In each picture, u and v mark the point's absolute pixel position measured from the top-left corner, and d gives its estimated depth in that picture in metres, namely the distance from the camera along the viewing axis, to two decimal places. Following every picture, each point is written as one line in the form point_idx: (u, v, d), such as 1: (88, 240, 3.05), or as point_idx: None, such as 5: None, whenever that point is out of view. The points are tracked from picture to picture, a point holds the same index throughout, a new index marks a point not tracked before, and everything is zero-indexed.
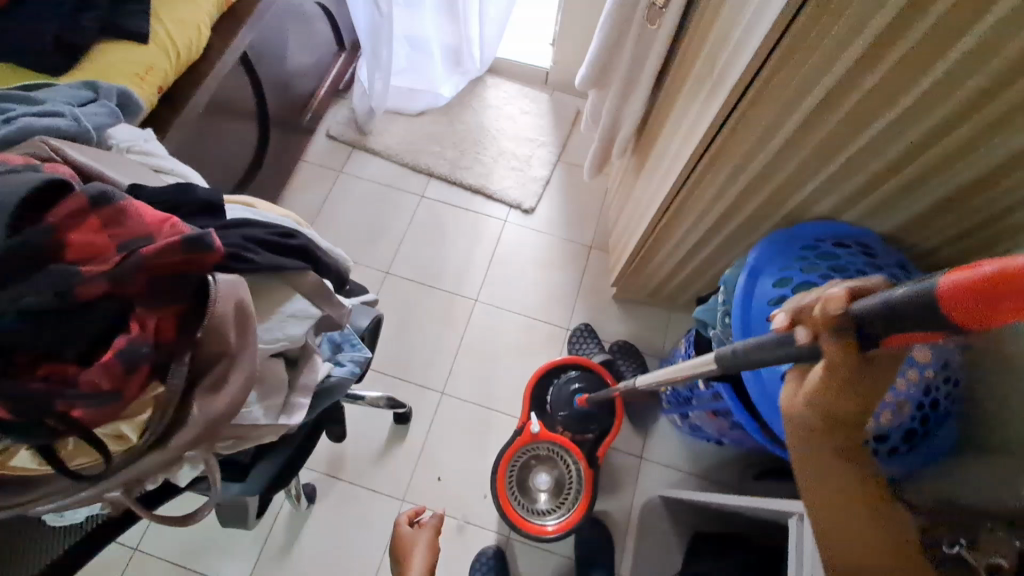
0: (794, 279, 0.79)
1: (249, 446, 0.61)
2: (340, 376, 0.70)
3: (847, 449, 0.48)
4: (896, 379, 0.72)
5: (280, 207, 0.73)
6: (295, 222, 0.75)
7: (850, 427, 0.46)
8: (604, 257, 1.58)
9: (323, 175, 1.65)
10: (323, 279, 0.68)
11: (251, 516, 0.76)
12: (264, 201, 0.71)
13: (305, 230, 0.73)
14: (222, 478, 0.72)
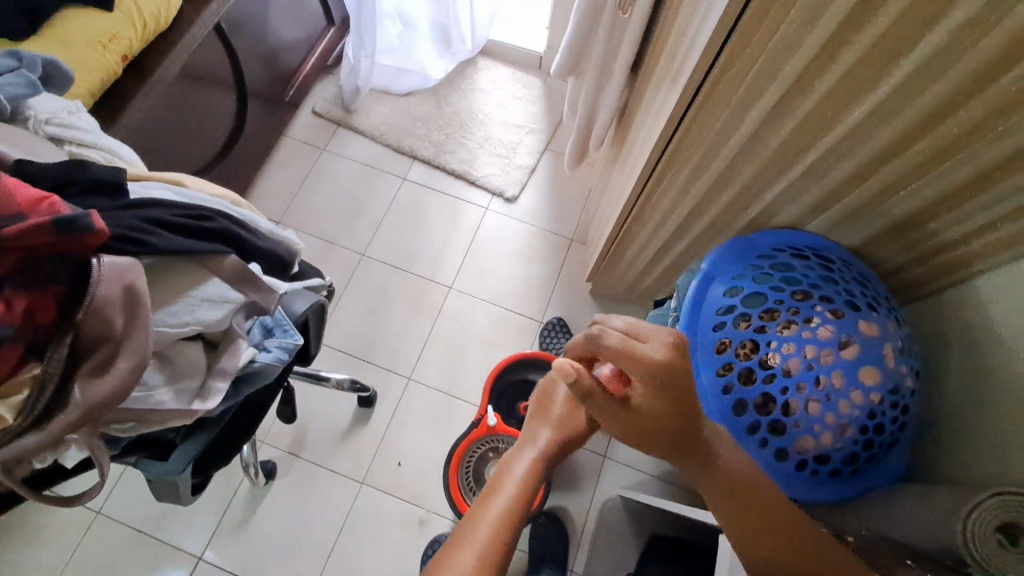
0: (744, 289, 0.76)
1: (155, 428, 0.60)
2: (265, 362, 0.69)
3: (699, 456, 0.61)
4: (837, 401, 0.68)
5: (214, 185, 0.72)
6: (232, 202, 0.74)
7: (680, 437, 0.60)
8: (584, 251, 1.55)
9: (307, 153, 1.64)
10: (249, 263, 0.67)
11: (187, 489, 0.76)
12: (196, 179, 0.69)
13: (240, 211, 0.72)
14: (144, 455, 0.69)
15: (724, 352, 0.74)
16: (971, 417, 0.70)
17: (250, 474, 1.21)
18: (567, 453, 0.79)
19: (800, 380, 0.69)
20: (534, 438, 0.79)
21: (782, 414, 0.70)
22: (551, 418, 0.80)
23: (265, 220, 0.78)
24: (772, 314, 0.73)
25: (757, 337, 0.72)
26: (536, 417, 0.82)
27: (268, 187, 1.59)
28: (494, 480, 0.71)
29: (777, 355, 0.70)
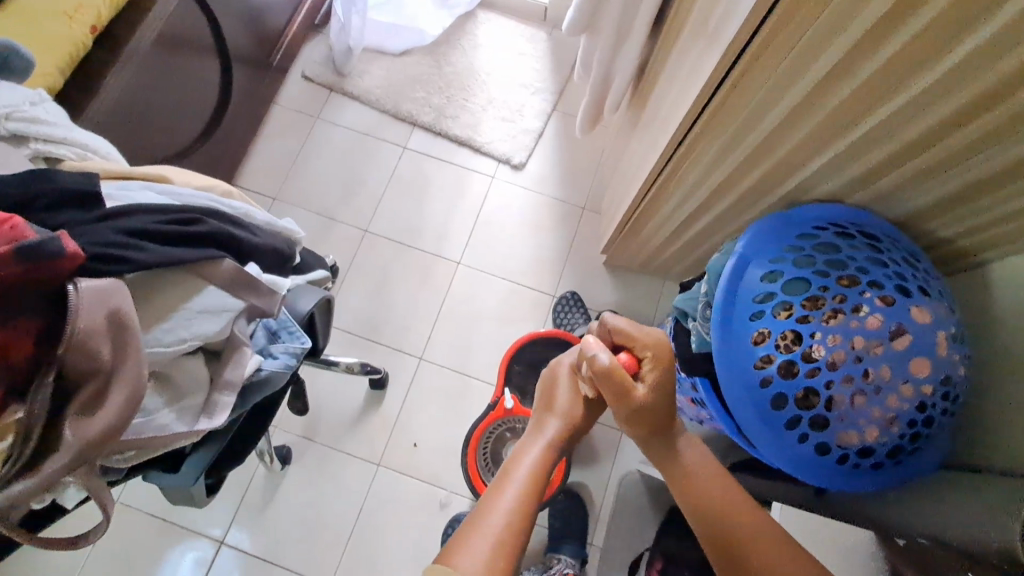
0: (784, 274, 0.70)
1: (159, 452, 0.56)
2: (272, 369, 0.64)
3: (660, 437, 0.68)
4: (884, 394, 0.64)
5: (202, 180, 0.66)
6: (223, 194, 0.68)
7: (655, 421, 0.66)
8: (597, 220, 1.48)
9: (300, 121, 1.54)
10: (247, 265, 0.62)
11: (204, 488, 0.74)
12: (182, 174, 0.64)
13: (234, 204, 0.66)
14: (156, 468, 0.66)
15: (762, 343, 0.69)
16: (998, 402, 0.67)
17: (266, 461, 1.20)
18: (574, 442, 0.75)
19: (846, 373, 0.64)
20: (540, 428, 0.74)
21: (825, 408, 0.66)
22: (558, 410, 0.75)
23: (259, 210, 0.72)
24: (815, 302, 0.67)
25: (799, 328, 0.67)
26: (541, 404, 0.78)
27: (261, 161, 1.50)
28: (491, 490, 0.65)
29: (821, 347, 0.65)
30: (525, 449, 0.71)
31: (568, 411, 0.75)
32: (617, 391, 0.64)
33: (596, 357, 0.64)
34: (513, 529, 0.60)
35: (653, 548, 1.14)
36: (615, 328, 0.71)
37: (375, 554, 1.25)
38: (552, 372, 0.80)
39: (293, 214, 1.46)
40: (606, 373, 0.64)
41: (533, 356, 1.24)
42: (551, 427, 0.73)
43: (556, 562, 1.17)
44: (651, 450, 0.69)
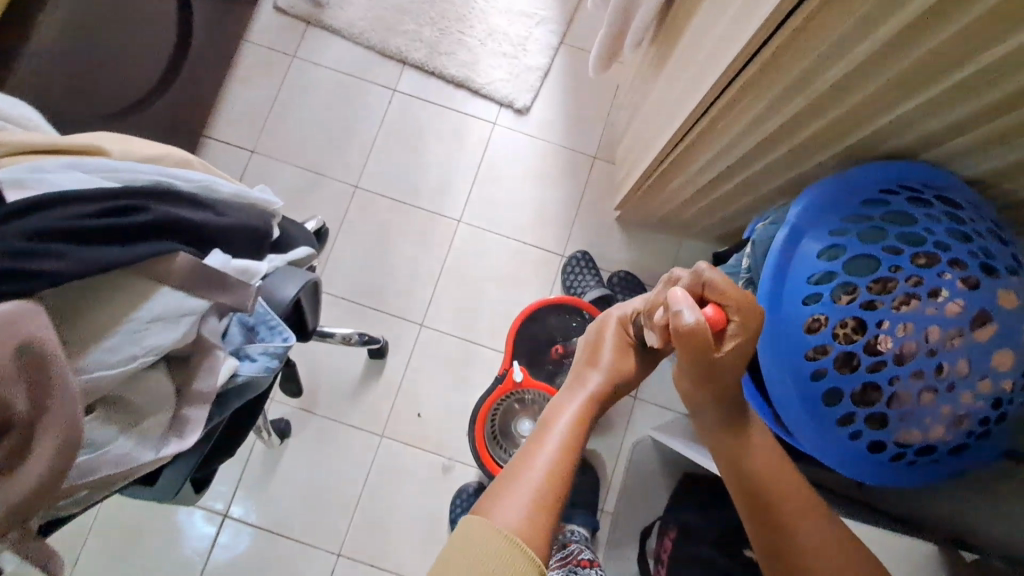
0: (847, 250, 0.60)
1: (126, 481, 0.50)
2: (250, 375, 0.56)
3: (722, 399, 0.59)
4: (957, 390, 0.55)
5: (152, 153, 0.55)
6: (183, 166, 0.57)
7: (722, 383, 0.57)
8: (610, 171, 1.35)
9: (273, 61, 1.36)
10: (211, 257, 0.52)
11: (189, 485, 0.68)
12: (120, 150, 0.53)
13: (199, 176, 0.56)
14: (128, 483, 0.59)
15: (818, 331, 0.60)
16: None
17: (263, 437, 1.15)
18: (615, 402, 0.69)
19: (916, 368, 0.55)
20: (581, 382, 0.68)
21: (887, 405, 0.58)
22: (602, 364, 0.69)
23: (231, 181, 0.62)
24: (884, 285, 0.57)
25: (863, 315, 0.57)
26: (582, 360, 0.72)
27: (234, 109, 1.34)
28: (530, 446, 0.59)
29: (889, 338, 0.56)
30: (565, 403, 0.65)
31: (612, 365, 0.69)
32: (695, 352, 0.52)
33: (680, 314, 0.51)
34: (556, 484, 0.55)
35: (669, 518, 1.11)
36: (709, 275, 0.53)
37: (384, 525, 1.23)
38: (597, 326, 0.75)
39: (276, 169, 1.33)
40: (689, 333, 0.51)
41: (542, 323, 1.17)
42: (593, 381, 0.67)
43: (567, 532, 1.13)
44: (703, 408, 0.60)
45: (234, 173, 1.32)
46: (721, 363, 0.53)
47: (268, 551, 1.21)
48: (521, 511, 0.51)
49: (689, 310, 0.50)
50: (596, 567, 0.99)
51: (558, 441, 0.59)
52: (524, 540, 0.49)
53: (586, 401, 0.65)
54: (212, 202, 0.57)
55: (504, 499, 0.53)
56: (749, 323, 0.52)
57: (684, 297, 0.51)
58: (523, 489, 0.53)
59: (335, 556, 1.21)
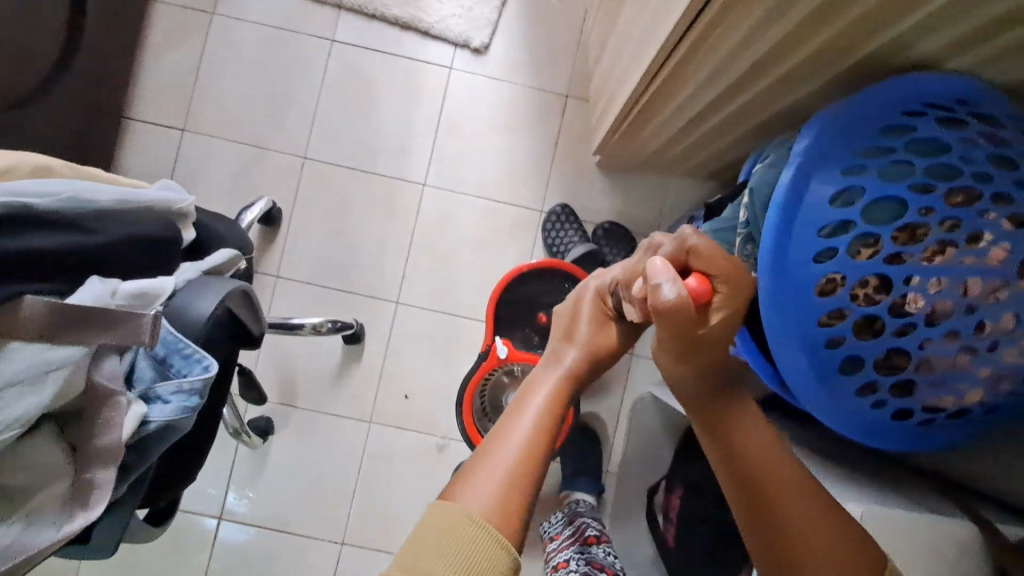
0: (864, 194, 0.49)
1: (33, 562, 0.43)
2: (165, 420, 0.47)
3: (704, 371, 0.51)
4: (999, 349, 0.47)
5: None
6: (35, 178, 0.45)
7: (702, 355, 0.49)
8: (585, 110, 1.21)
9: (189, 21, 1.19)
10: (83, 296, 0.44)
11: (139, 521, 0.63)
12: None
13: (60, 188, 0.45)
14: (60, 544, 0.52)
15: (832, 294, 0.50)
16: None
17: (243, 438, 1.09)
18: (594, 378, 0.61)
19: (950, 328, 0.47)
20: (557, 357, 0.60)
21: (916, 372, 0.50)
22: (579, 339, 0.60)
23: (119, 186, 0.54)
24: (912, 233, 0.47)
25: (886, 271, 0.48)
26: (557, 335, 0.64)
27: (154, 82, 1.18)
28: (500, 425, 0.52)
29: (919, 297, 0.47)
30: (540, 380, 0.57)
31: (589, 340, 0.60)
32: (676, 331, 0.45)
33: (660, 289, 0.43)
34: (528, 467, 0.48)
35: (675, 478, 1.07)
36: (694, 241, 0.46)
37: (384, 511, 1.19)
38: (572, 299, 0.66)
39: (213, 147, 1.18)
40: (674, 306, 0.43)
41: (524, 289, 1.06)
42: (569, 356, 0.59)
43: (573, 503, 1.11)
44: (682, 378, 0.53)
45: (166, 156, 1.18)
46: (703, 339, 0.47)
47: (270, 548, 1.18)
48: (487, 499, 0.44)
49: (670, 284, 0.43)
50: (608, 542, 0.97)
51: (534, 420, 0.52)
52: (493, 530, 0.42)
53: (563, 380, 0.56)
54: (90, 214, 0.47)
55: (471, 481, 0.46)
56: (734, 292, 0.45)
57: (665, 268, 0.43)
58: (491, 473, 0.47)
59: (339, 546, 1.18)
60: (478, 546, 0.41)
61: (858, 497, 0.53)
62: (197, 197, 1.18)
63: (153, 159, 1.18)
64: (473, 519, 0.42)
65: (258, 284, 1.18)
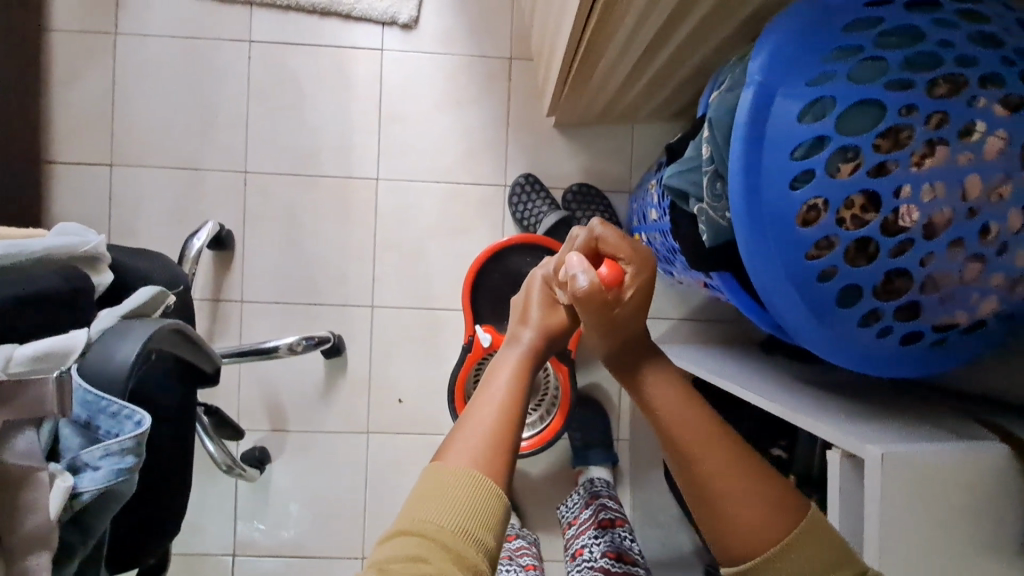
0: (835, 104, 0.43)
1: None
2: (99, 487, 0.42)
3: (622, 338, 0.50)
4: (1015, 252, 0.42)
5: None
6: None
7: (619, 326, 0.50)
8: (531, 70, 1.14)
9: (92, 46, 1.09)
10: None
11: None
12: None
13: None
14: None
15: (815, 223, 0.44)
16: None
17: (236, 472, 1.02)
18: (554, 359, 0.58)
19: (954, 237, 0.42)
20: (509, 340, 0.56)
21: (921, 293, 0.44)
22: (534, 320, 0.55)
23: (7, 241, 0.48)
24: (894, 137, 0.42)
25: (873, 185, 0.42)
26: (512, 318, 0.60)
27: (67, 117, 1.10)
28: (463, 412, 0.47)
29: (914, 208, 0.41)
30: (504, 359, 0.52)
31: (544, 321, 0.55)
32: (597, 315, 0.50)
33: (575, 279, 0.49)
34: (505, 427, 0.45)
35: None
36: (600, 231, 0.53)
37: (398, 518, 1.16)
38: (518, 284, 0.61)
39: (145, 176, 1.11)
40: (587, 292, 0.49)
41: (498, 269, 0.99)
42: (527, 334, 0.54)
43: (589, 483, 1.07)
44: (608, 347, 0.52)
45: (97, 195, 1.10)
46: (625, 319, 0.50)
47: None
48: (469, 460, 0.42)
49: (582, 275, 0.49)
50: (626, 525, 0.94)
51: (495, 399, 0.47)
52: (486, 481, 0.41)
53: (524, 360, 0.52)
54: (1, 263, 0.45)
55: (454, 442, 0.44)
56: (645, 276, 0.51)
57: (579, 261, 0.50)
58: (467, 436, 0.44)
59: (360, 560, 1.16)
60: (478, 495, 0.41)
61: (878, 436, 0.48)
62: (139, 233, 1.11)
63: (84, 201, 1.10)
64: (466, 473, 0.41)
65: (224, 313, 1.12)
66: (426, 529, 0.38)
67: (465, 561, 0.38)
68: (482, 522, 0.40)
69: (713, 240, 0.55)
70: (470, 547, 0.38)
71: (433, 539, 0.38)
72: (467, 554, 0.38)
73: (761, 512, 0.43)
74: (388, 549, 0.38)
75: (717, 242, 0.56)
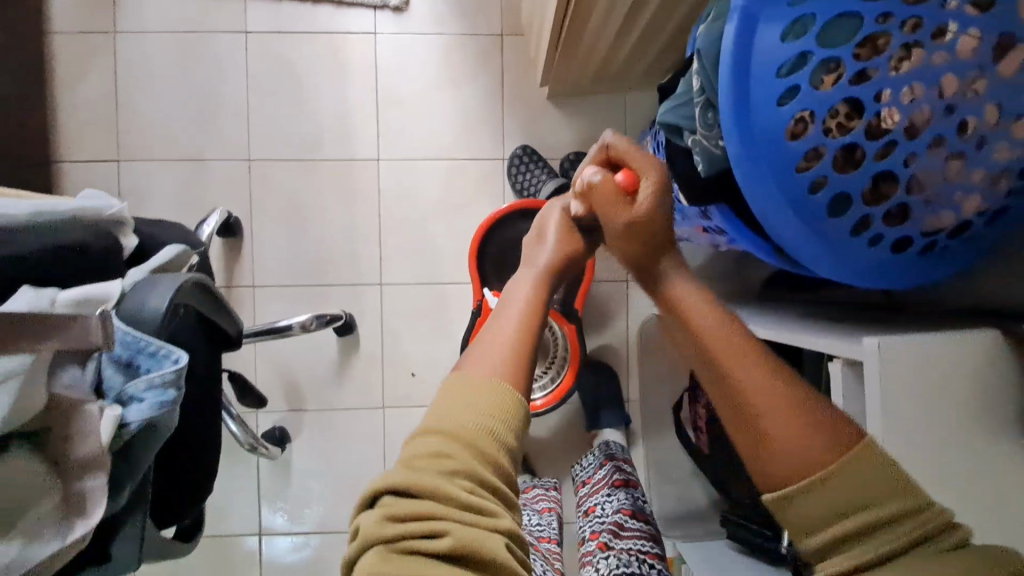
0: (815, 20, 0.45)
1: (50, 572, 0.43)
2: (144, 419, 0.45)
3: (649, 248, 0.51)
4: (990, 147, 0.45)
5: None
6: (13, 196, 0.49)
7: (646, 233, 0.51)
8: (522, 44, 1.16)
9: (92, 46, 1.12)
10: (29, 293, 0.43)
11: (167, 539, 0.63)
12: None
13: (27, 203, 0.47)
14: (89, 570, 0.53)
15: (803, 135, 0.47)
16: None
17: (260, 451, 1.06)
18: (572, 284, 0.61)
19: (934, 136, 0.44)
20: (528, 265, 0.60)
21: (908, 194, 0.47)
22: (551, 239, 0.59)
23: (41, 199, 0.50)
24: (873, 45, 0.44)
25: (856, 92, 0.45)
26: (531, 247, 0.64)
27: (72, 117, 1.12)
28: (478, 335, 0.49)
29: (895, 110, 0.44)
30: (520, 280, 0.56)
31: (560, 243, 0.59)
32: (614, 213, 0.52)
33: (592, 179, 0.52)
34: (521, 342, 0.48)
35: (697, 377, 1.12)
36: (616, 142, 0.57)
37: None
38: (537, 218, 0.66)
39: (151, 170, 1.14)
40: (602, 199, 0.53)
41: (502, 235, 1.01)
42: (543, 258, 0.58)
43: (604, 445, 1.09)
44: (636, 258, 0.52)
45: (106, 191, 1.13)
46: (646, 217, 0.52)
47: (316, 550, 1.18)
48: (488, 373, 0.44)
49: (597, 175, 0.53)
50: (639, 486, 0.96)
51: (514, 318, 0.50)
52: (507, 389, 0.43)
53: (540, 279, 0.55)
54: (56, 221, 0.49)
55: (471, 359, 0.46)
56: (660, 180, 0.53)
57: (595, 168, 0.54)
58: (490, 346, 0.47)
59: None
60: (501, 399, 0.43)
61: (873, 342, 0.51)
62: None
63: None
64: (491, 381, 0.44)
65: (236, 298, 1.15)
66: (451, 428, 0.41)
67: (491, 458, 0.40)
68: (502, 423, 0.42)
69: (711, 170, 0.58)
70: (492, 445, 0.41)
71: (460, 438, 0.40)
72: (493, 452, 0.40)
73: (801, 433, 0.40)
74: (414, 447, 0.41)
75: (714, 171, 0.58)
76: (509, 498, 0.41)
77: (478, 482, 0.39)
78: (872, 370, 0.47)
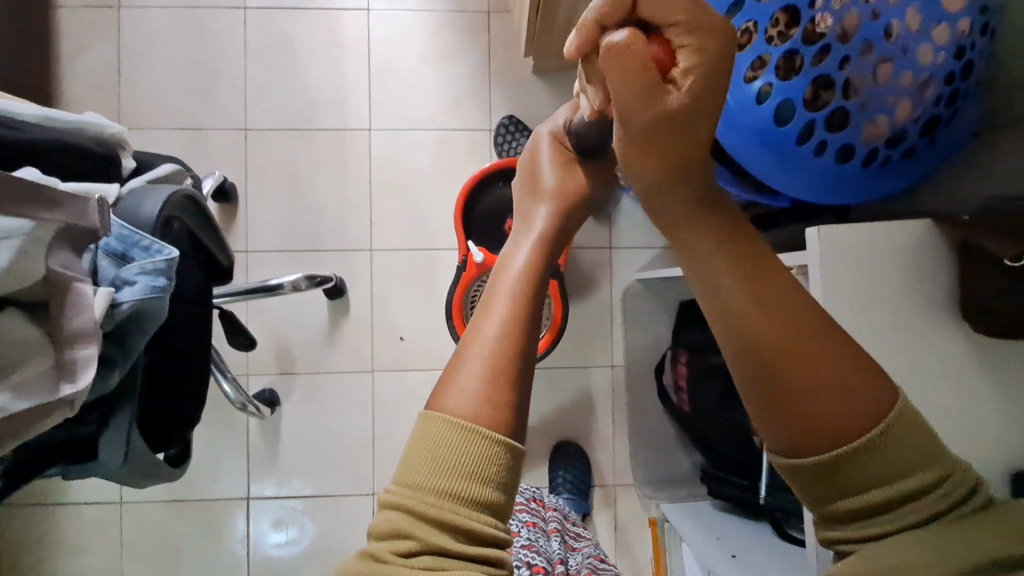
0: None
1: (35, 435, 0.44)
2: (135, 300, 0.48)
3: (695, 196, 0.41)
4: (913, 51, 0.51)
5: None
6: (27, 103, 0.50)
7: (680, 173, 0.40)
8: (509, 21, 1.22)
9: (98, 18, 1.17)
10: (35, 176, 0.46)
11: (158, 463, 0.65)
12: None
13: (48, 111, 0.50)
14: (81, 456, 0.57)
15: (748, 44, 0.52)
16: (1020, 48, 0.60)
17: (250, 410, 1.08)
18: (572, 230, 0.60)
19: (863, 41, 0.50)
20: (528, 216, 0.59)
21: (844, 99, 0.52)
22: (546, 188, 0.61)
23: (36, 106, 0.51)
24: None
25: (795, 2, 0.50)
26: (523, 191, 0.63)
27: (78, 88, 1.17)
28: (466, 333, 0.47)
29: (827, 17, 0.50)
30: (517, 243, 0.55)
31: (557, 188, 0.60)
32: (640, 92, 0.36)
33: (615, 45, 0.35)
34: (511, 344, 0.46)
35: (678, 338, 1.16)
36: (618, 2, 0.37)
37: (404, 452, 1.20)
38: (529, 150, 0.65)
39: (151, 136, 1.18)
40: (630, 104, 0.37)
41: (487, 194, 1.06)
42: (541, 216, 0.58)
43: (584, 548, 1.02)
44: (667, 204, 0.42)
45: None
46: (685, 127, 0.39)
47: (303, 512, 1.19)
48: (468, 408, 0.43)
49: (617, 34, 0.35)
50: None
51: (506, 309, 0.47)
52: (478, 432, 0.42)
53: (539, 239, 0.54)
54: (70, 132, 0.52)
55: (447, 387, 0.45)
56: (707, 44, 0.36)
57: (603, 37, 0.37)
58: (479, 347, 0.46)
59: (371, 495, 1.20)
60: (466, 442, 0.42)
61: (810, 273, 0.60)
62: None
63: None
64: (456, 421, 0.42)
65: None
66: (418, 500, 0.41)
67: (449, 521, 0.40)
68: (466, 480, 0.41)
69: None
70: (458, 510, 0.41)
71: (412, 512, 0.41)
72: (451, 517, 0.40)
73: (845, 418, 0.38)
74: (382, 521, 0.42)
75: None
76: (489, 551, 0.41)
77: (437, 551, 0.40)
78: (814, 249, 0.56)
